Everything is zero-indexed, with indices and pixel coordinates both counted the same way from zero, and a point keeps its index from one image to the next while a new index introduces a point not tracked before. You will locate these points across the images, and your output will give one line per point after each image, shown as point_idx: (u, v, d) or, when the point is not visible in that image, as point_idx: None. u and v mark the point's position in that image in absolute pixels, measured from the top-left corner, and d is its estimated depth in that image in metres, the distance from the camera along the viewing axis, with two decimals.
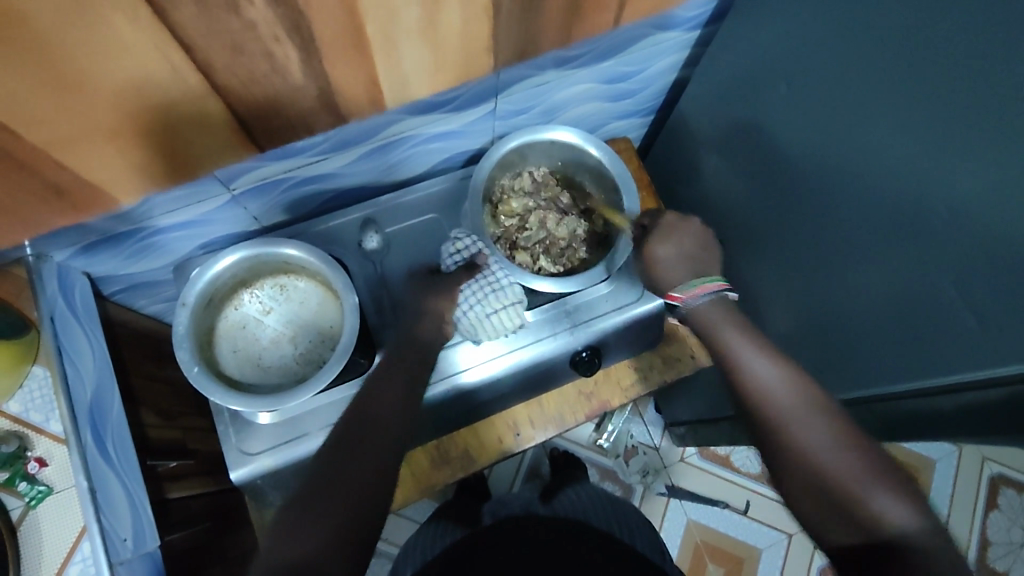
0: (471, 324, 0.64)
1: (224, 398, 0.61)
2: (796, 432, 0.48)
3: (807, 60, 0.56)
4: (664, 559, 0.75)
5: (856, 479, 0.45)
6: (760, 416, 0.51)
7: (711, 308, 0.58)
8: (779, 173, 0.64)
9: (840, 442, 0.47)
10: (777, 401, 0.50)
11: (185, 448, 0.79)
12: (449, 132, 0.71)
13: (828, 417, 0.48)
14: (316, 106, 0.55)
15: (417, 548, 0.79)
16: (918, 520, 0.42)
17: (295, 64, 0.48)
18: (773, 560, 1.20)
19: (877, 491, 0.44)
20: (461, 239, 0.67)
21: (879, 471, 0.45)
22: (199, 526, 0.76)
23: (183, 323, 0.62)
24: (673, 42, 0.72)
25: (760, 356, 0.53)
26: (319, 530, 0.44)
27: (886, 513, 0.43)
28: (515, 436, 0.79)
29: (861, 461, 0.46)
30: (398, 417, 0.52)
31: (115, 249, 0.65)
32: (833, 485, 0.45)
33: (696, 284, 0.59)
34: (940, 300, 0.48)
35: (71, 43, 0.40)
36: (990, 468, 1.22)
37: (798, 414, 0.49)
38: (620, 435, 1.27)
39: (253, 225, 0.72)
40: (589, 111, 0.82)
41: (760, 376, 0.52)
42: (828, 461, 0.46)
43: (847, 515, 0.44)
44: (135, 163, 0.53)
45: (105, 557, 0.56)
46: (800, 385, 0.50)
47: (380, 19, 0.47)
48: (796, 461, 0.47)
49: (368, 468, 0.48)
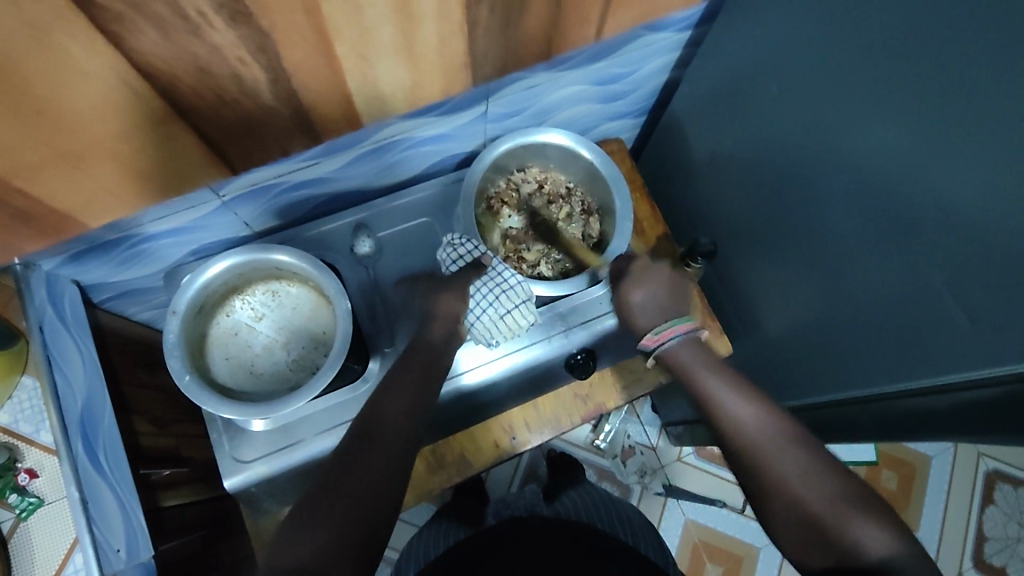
0: (484, 328, 0.62)
1: (216, 407, 0.60)
2: (776, 472, 0.48)
3: (798, 64, 0.56)
4: (666, 562, 0.75)
5: (835, 509, 0.45)
6: (742, 460, 0.51)
7: (685, 348, 0.60)
8: (770, 175, 0.64)
9: (821, 475, 0.47)
10: (755, 440, 0.51)
11: (179, 456, 0.79)
12: (440, 136, 0.70)
13: (806, 451, 0.49)
14: (298, 122, 0.55)
15: (417, 551, 0.79)
16: (896, 545, 0.43)
17: (263, 84, 0.48)
18: (772, 558, 1.20)
19: (856, 520, 0.44)
20: (459, 243, 0.66)
21: (859, 503, 0.46)
22: (193, 534, 0.75)
23: (174, 331, 0.62)
24: (663, 43, 0.72)
25: (736, 396, 0.54)
26: (321, 532, 0.43)
27: (865, 539, 0.43)
28: (511, 440, 0.79)
29: (841, 495, 0.46)
30: (402, 425, 0.52)
31: (104, 257, 0.65)
32: (814, 523, 0.46)
33: (664, 326, 0.61)
34: (930, 306, 0.48)
35: (31, 74, 0.39)
36: (986, 464, 1.23)
37: (774, 451, 0.49)
38: (618, 435, 1.27)
39: (244, 231, 0.72)
40: (581, 112, 0.81)
41: (737, 416, 0.53)
42: (807, 497, 0.46)
43: (830, 553, 0.44)
44: (108, 185, 0.53)
45: (98, 566, 0.55)
46: (778, 422, 0.51)
47: (352, 40, 0.47)
48: (778, 501, 0.48)
49: (372, 475, 0.48)
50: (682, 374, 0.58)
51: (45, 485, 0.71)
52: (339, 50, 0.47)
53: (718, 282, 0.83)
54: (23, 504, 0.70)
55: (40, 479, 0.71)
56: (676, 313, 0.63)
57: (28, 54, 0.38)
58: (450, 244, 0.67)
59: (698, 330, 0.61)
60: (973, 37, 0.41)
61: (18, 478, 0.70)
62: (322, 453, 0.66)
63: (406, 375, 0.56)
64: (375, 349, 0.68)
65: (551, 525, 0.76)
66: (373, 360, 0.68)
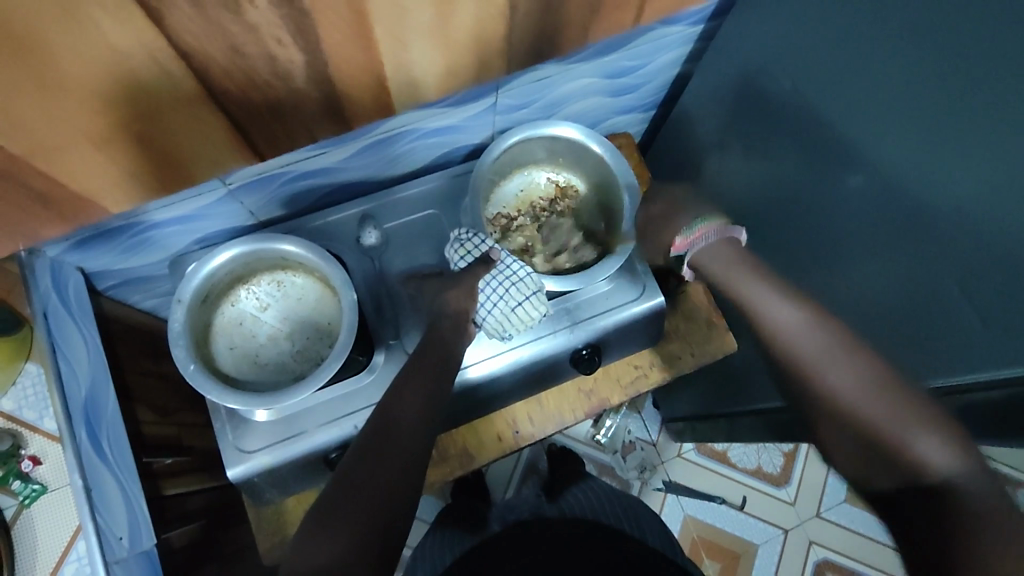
0: (496, 322, 0.62)
1: (220, 396, 0.60)
2: (830, 385, 0.48)
3: (811, 57, 0.55)
4: (678, 556, 0.74)
5: (896, 425, 0.44)
6: (788, 374, 0.51)
7: (717, 248, 0.60)
8: (782, 172, 0.64)
9: (879, 391, 0.46)
10: (801, 348, 0.50)
11: (181, 444, 0.78)
12: (448, 127, 0.69)
13: (863, 364, 0.48)
14: (323, 112, 0.55)
15: (427, 559, 0.78)
16: (959, 461, 0.41)
17: (298, 68, 0.48)
18: (770, 557, 1.20)
19: (918, 437, 0.42)
20: (467, 238, 0.66)
21: (923, 419, 0.43)
22: (194, 524, 0.75)
23: (179, 319, 0.61)
24: (676, 36, 0.71)
25: (780, 300, 0.54)
26: (337, 538, 0.44)
27: (928, 456, 0.41)
28: (514, 434, 0.79)
29: (905, 410, 0.44)
30: (418, 425, 0.52)
31: (109, 243, 0.64)
32: (873, 437, 0.44)
33: (695, 227, 0.61)
34: (945, 304, 0.47)
35: (49, 42, 0.39)
36: None
37: (825, 365, 0.48)
38: (618, 431, 1.27)
39: (250, 220, 0.71)
40: (591, 106, 0.81)
41: (779, 321, 0.53)
42: (863, 408, 0.45)
43: (892, 470, 0.43)
44: (129, 171, 0.53)
45: (100, 556, 0.54)
46: (824, 324, 0.51)
47: (388, 20, 0.46)
48: (835, 415, 0.47)
49: (387, 478, 0.47)
50: (716, 274, 0.60)
51: (49, 472, 0.72)
52: (365, 34, 0.47)
53: None
54: (27, 490, 0.71)
55: (43, 467, 0.72)
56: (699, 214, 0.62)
57: (50, 24, 0.37)
58: (458, 239, 0.66)
59: (727, 227, 0.61)
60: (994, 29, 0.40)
61: (22, 464, 0.71)
62: (323, 446, 0.66)
63: (416, 371, 0.56)
64: (380, 341, 0.68)
65: (557, 531, 0.75)
66: (379, 352, 0.67)
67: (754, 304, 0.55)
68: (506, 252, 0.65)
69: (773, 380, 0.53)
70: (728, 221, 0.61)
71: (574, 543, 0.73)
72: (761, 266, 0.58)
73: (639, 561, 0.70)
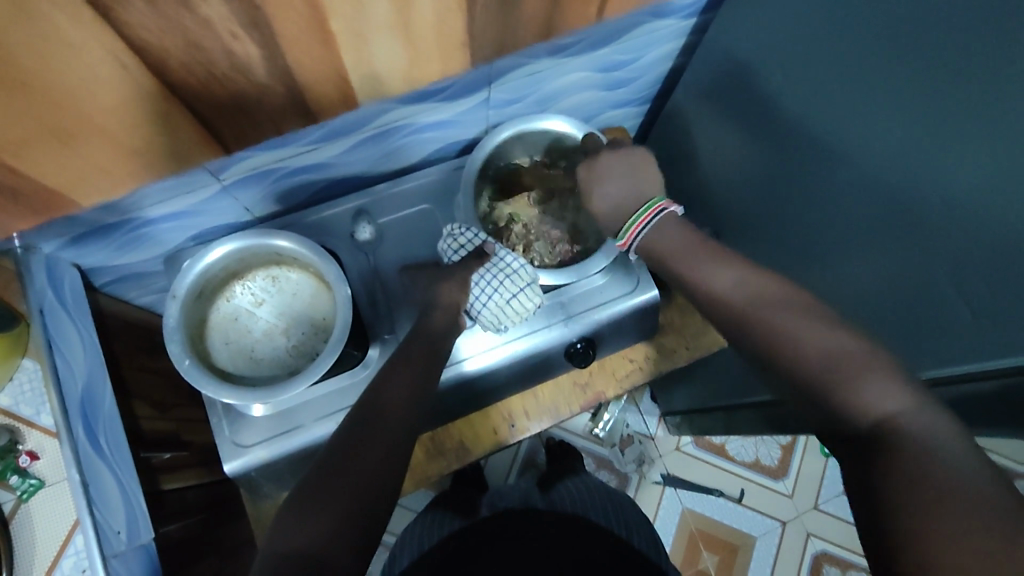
0: (491, 314, 0.62)
1: (216, 391, 0.60)
2: (766, 334, 0.47)
3: (800, 49, 0.56)
4: (660, 556, 0.75)
5: (837, 370, 0.42)
6: (731, 329, 0.50)
7: (658, 234, 0.58)
8: (774, 163, 0.64)
9: (822, 332, 0.45)
10: (742, 303, 0.50)
11: (180, 439, 0.79)
12: (441, 122, 0.70)
13: (797, 314, 0.47)
14: (285, 103, 0.55)
15: (412, 539, 0.79)
16: (901, 398, 0.40)
17: (255, 61, 0.48)
18: (768, 548, 1.21)
19: (861, 379, 0.41)
20: (460, 233, 0.66)
21: (858, 358, 0.42)
22: (193, 517, 0.76)
23: (173, 315, 0.61)
24: (669, 29, 0.71)
25: (716, 263, 0.53)
26: (321, 516, 0.44)
27: (870, 400, 0.40)
28: (510, 428, 0.79)
29: (838, 351, 0.43)
30: (401, 412, 0.52)
31: (105, 239, 0.64)
32: (811, 379, 0.44)
33: (628, 226, 0.59)
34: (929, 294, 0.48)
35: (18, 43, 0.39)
36: None
37: (764, 315, 0.48)
38: (617, 424, 1.28)
39: (245, 215, 0.72)
40: (585, 99, 0.81)
41: (720, 280, 0.52)
42: (807, 351, 0.44)
43: (832, 404, 0.42)
44: (104, 162, 0.53)
45: (99, 549, 0.55)
46: (761, 280, 0.50)
47: (350, 16, 0.46)
48: (776, 364, 0.46)
49: (370, 460, 0.48)
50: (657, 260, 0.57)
51: (46, 467, 0.74)
52: (335, 27, 0.47)
53: None
54: (25, 485, 0.73)
55: (41, 461, 0.74)
56: (641, 198, 0.60)
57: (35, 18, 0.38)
58: (451, 234, 0.66)
59: (667, 206, 0.58)
60: (981, 21, 0.40)
61: (19, 459, 0.73)
62: (322, 439, 0.66)
63: (404, 359, 0.56)
64: (375, 336, 0.68)
65: (541, 522, 0.76)
66: (373, 347, 0.68)
67: (686, 270, 0.54)
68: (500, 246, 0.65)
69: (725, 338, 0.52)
70: (664, 201, 0.59)
71: (558, 534, 0.74)
72: (694, 232, 0.57)
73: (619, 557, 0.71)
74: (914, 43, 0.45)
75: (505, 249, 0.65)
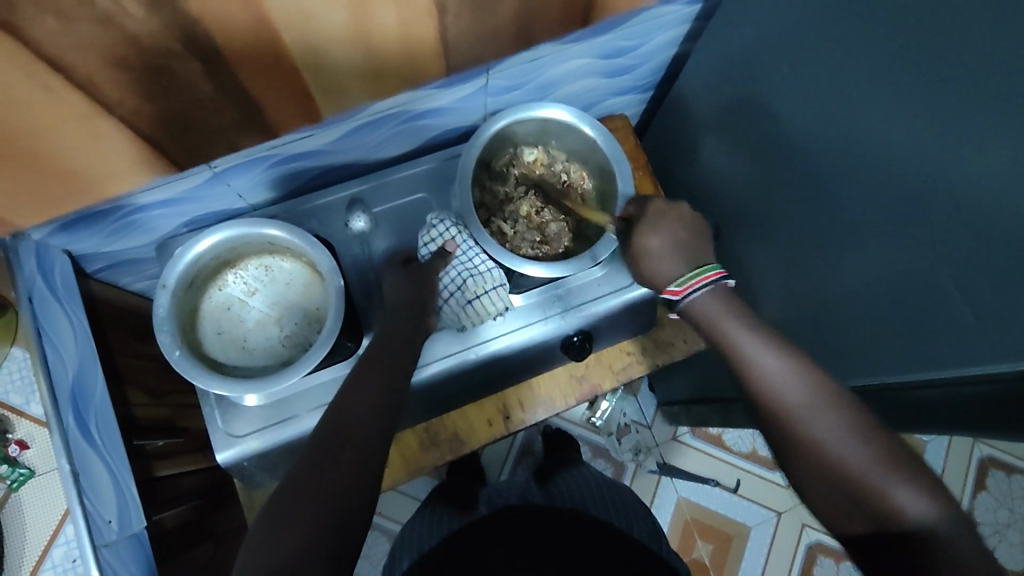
0: (452, 312, 0.65)
1: (206, 382, 0.60)
2: (815, 434, 0.46)
3: (815, 40, 0.54)
4: (664, 550, 0.75)
5: (877, 478, 0.43)
6: (770, 421, 0.49)
7: (710, 300, 0.54)
8: (784, 156, 0.63)
9: (873, 438, 0.44)
10: (784, 396, 0.48)
11: (174, 426, 0.79)
12: (437, 109, 0.68)
13: (840, 412, 0.46)
14: (278, 92, 0.53)
15: (414, 538, 0.80)
16: (937, 510, 0.41)
17: (245, 47, 0.45)
18: (762, 537, 1.22)
19: (901, 489, 0.42)
20: (434, 226, 0.66)
21: (907, 464, 0.43)
22: (188, 505, 0.75)
23: (164, 305, 0.60)
24: (675, 16, 0.69)
25: (762, 346, 0.51)
26: (293, 530, 0.41)
27: (908, 508, 0.42)
28: (505, 419, 0.79)
29: (886, 457, 0.44)
30: (377, 416, 0.49)
31: (95, 227, 0.63)
32: (852, 484, 0.44)
33: (694, 275, 0.55)
34: (937, 293, 0.47)
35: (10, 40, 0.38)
36: (981, 450, 1.23)
37: (805, 408, 0.47)
38: (614, 413, 1.27)
39: (238, 203, 0.71)
40: (586, 86, 0.79)
41: (763, 369, 0.50)
42: (846, 454, 0.44)
43: (869, 512, 0.43)
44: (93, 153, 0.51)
45: (89, 539, 0.55)
46: (806, 372, 0.48)
47: (359, 8, 0.45)
48: (814, 461, 0.46)
49: (341, 466, 0.45)
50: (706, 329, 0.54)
51: None
52: (339, 21, 0.46)
53: (721, 264, 0.82)
54: None
55: None
56: (695, 261, 0.57)
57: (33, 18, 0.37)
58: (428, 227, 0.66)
59: (724, 278, 0.55)
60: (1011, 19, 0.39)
61: None
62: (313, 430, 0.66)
63: (398, 351, 0.55)
64: (368, 326, 0.68)
65: (545, 513, 0.77)
66: (366, 337, 0.67)
67: (730, 346, 0.52)
68: (471, 239, 0.65)
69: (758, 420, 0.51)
70: (722, 269, 0.56)
71: (561, 525, 0.74)
72: (748, 309, 0.54)
73: (623, 547, 0.71)
74: (941, 38, 0.43)
75: (475, 243, 0.65)
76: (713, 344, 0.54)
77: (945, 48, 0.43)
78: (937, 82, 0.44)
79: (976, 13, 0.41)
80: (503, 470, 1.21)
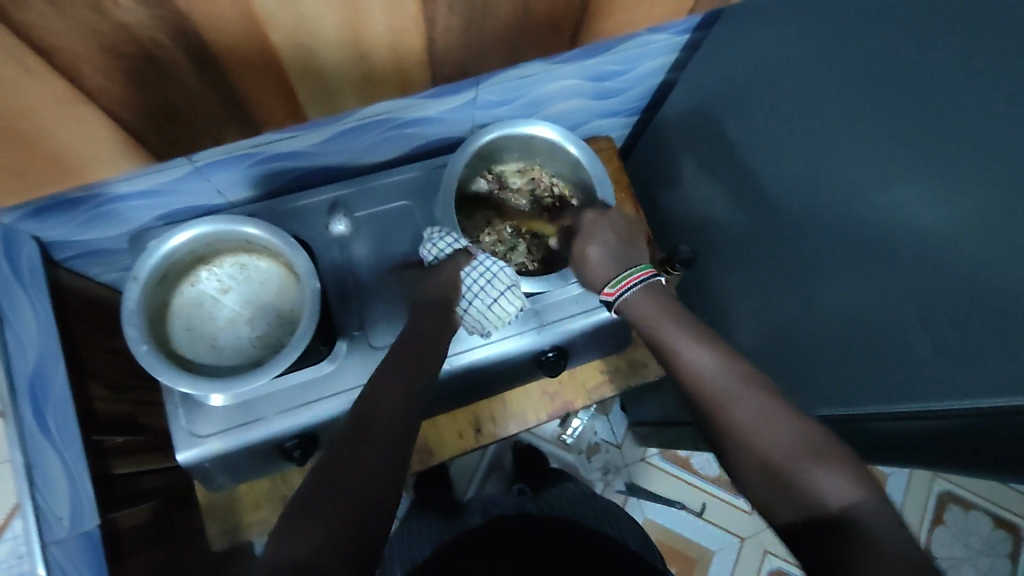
0: (473, 317, 0.61)
1: (172, 379, 0.58)
2: (737, 422, 0.45)
3: (796, 77, 0.56)
4: (658, 561, 0.74)
5: (797, 461, 0.42)
6: (701, 413, 0.48)
7: (644, 298, 0.55)
8: (761, 186, 0.64)
9: (797, 423, 0.44)
10: (711, 388, 0.47)
11: (136, 423, 0.77)
12: (425, 118, 0.68)
13: (764, 401, 0.46)
14: (272, 88, 0.53)
15: (403, 550, 0.79)
16: (855, 489, 0.40)
17: (239, 43, 0.45)
18: (724, 563, 1.22)
19: (818, 469, 0.41)
20: (438, 239, 0.64)
21: (825, 447, 0.42)
22: (145, 504, 0.73)
23: (133, 298, 0.59)
24: (662, 44, 0.70)
25: (693, 344, 0.50)
26: (317, 524, 0.40)
27: (828, 488, 0.40)
28: (475, 432, 0.78)
29: (806, 444, 0.43)
30: (397, 420, 0.48)
31: (68, 214, 0.62)
32: (771, 470, 0.43)
33: (624, 277, 0.57)
34: (900, 326, 0.49)
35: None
36: (939, 486, 1.25)
37: (730, 398, 0.46)
38: (584, 432, 1.28)
39: (217, 199, 0.70)
40: (574, 107, 0.80)
41: (694, 365, 0.49)
42: (767, 442, 0.43)
43: (790, 499, 0.41)
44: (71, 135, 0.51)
45: (39, 534, 0.53)
46: (733, 365, 0.48)
47: (353, 11, 0.46)
48: (739, 452, 0.45)
49: (366, 463, 0.44)
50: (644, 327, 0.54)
51: None
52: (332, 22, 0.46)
53: (695, 288, 0.84)
54: None
55: None
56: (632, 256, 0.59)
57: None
58: (431, 239, 0.65)
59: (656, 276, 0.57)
60: (977, 66, 0.41)
61: None
62: (278, 434, 0.65)
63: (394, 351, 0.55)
64: (344, 331, 0.68)
65: (537, 525, 0.76)
66: (341, 341, 0.67)
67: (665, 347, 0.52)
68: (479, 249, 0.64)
69: (693, 420, 0.49)
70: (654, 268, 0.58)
71: (556, 536, 0.74)
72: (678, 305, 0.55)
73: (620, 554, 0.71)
74: (914, 82, 0.45)
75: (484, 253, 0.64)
76: (651, 343, 0.54)
77: (915, 92, 0.45)
78: (908, 124, 0.46)
79: (948, 62, 0.43)
80: (471, 484, 1.20)
